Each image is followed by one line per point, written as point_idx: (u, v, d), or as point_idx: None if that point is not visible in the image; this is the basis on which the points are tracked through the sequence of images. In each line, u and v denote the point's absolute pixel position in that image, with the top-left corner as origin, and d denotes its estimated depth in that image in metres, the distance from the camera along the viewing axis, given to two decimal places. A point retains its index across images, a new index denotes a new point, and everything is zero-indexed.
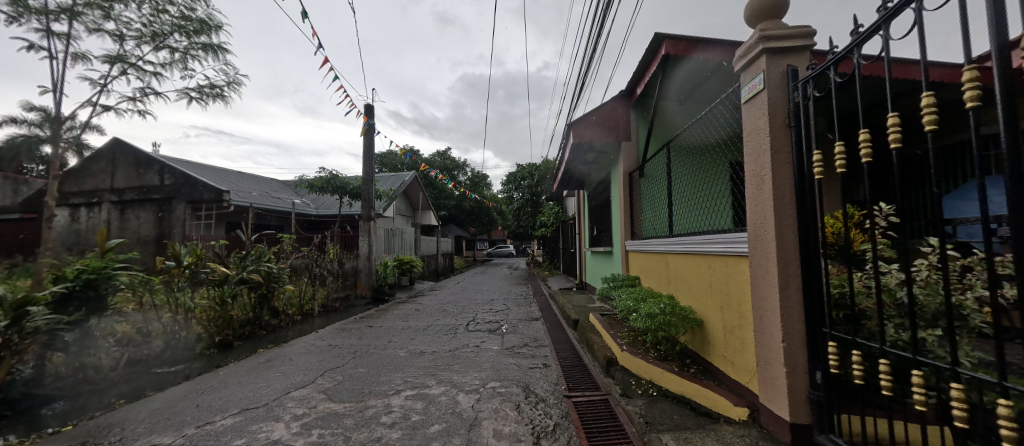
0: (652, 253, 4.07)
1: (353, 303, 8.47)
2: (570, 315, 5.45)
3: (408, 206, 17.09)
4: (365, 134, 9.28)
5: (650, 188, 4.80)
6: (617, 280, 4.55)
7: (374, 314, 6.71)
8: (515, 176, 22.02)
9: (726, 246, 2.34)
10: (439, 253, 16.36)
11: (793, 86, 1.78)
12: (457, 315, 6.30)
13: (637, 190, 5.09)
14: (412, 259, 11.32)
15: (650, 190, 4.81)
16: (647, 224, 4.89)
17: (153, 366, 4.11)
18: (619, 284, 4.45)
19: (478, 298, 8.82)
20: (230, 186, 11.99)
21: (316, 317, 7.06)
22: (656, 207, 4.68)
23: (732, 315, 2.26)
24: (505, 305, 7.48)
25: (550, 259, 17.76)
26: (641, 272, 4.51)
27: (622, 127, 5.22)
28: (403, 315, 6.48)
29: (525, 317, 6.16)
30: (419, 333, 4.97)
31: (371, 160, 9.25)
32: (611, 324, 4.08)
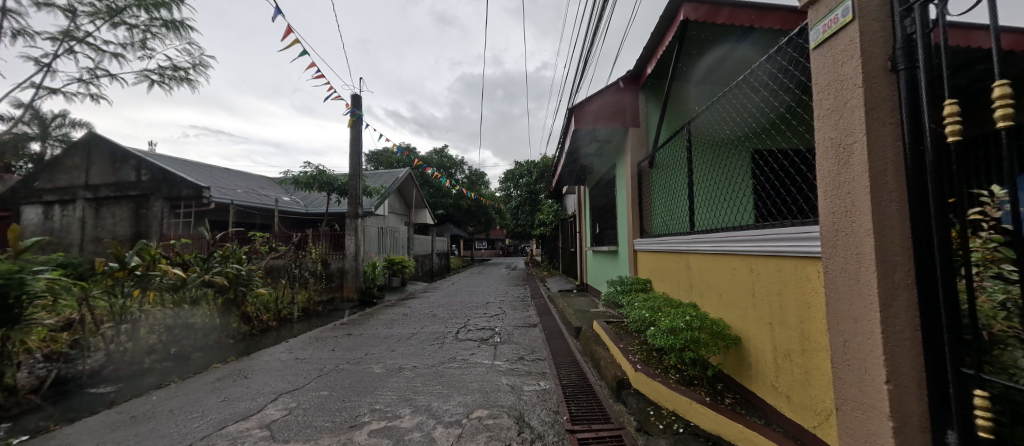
0: (667, 254, 3.51)
1: (339, 307, 7.90)
2: (572, 322, 4.89)
3: (403, 204, 16.49)
4: (352, 125, 8.70)
5: (661, 181, 4.29)
6: (625, 283, 4.00)
7: (357, 320, 6.14)
8: (513, 173, 21.47)
9: (778, 245, 1.78)
10: (434, 253, 15.79)
11: (901, 12, 1.22)
12: (447, 321, 5.74)
13: (646, 183, 4.55)
14: (404, 259, 10.73)
15: (660, 182, 4.30)
16: (657, 220, 4.35)
17: (86, 386, 3.53)
18: (628, 289, 3.90)
19: (471, 301, 8.25)
20: (213, 182, 11.40)
21: (295, 323, 6.49)
22: (667, 202, 4.16)
23: (790, 336, 1.72)
24: (501, 309, 6.92)
25: (549, 258, 17.20)
26: (653, 275, 3.96)
27: (629, 112, 4.65)
28: (388, 321, 5.90)
29: (522, 324, 5.60)
30: (402, 343, 4.41)
31: (358, 153, 8.67)
32: (619, 335, 3.54)
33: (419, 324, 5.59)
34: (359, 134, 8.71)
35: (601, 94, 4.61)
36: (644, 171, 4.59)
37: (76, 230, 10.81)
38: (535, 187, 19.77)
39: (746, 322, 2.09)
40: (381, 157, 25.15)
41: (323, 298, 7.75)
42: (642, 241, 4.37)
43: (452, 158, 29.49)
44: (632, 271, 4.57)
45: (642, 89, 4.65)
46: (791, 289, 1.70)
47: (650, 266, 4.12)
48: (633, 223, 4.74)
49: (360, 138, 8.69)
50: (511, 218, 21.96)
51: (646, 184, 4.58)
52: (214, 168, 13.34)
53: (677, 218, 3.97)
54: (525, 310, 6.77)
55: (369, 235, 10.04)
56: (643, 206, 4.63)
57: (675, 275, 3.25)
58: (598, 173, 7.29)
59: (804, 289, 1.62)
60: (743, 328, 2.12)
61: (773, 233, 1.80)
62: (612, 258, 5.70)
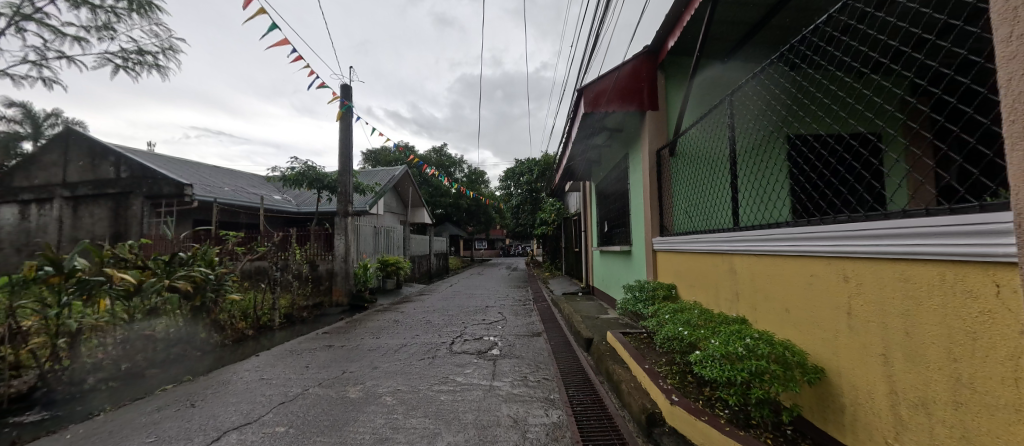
0: (697, 255, 2.95)
1: (327, 312, 7.35)
2: (581, 332, 4.33)
3: (400, 202, 15.94)
4: (340, 118, 8.14)
5: (683, 171, 3.79)
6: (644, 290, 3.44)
7: (343, 327, 5.59)
8: (513, 171, 20.90)
9: (901, 244, 1.22)
10: (432, 254, 15.26)
11: None
12: (441, 330, 5.18)
13: (667, 174, 4.00)
14: (399, 260, 10.17)
15: (682, 172, 3.80)
16: (680, 215, 3.80)
17: (8, 413, 2.96)
18: (648, 298, 3.33)
19: (470, 304, 7.70)
20: (198, 180, 10.86)
21: (276, 331, 5.93)
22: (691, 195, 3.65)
23: (930, 381, 1.15)
24: (501, 315, 6.36)
25: (551, 259, 16.64)
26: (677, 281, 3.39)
27: (647, 92, 4.02)
28: (376, 329, 5.35)
29: (525, 333, 5.04)
30: (388, 357, 3.86)
31: (348, 147, 8.11)
32: (641, 352, 2.97)
33: (410, 333, 5.04)
34: (349, 127, 8.16)
35: (614, 72, 4.01)
36: (663, 161, 4.03)
37: (52, 230, 10.25)
38: (536, 186, 19.20)
39: (838, 351, 1.52)
40: (378, 156, 24.65)
41: (309, 303, 7.18)
42: (662, 240, 3.79)
43: (451, 156, 28.96)
44: (649, 276, 4.01)
45: (664, 67, 4.03)
46: (934, 309, 1.14)
47: (673, 269, 3.54)
48: (649, 220, 4.16)
49: (350, 131, 8.14)
50: (511, 217, 21.39)
51: (666, 176, 4.02)
52: (202, 165, 12.79)
53: (706, 212, 3.42)
54: (528, 316, 6.21)
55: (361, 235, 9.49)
56: (662, 201, 4.06)
57: (712, 283, 2.68)
58: (606, 167, 6.71)
59: (965, 313, 1.05)
60: (833, 361, 1.55)
61: (894, 228, 1.23)
62: (625, 259, 5.13)
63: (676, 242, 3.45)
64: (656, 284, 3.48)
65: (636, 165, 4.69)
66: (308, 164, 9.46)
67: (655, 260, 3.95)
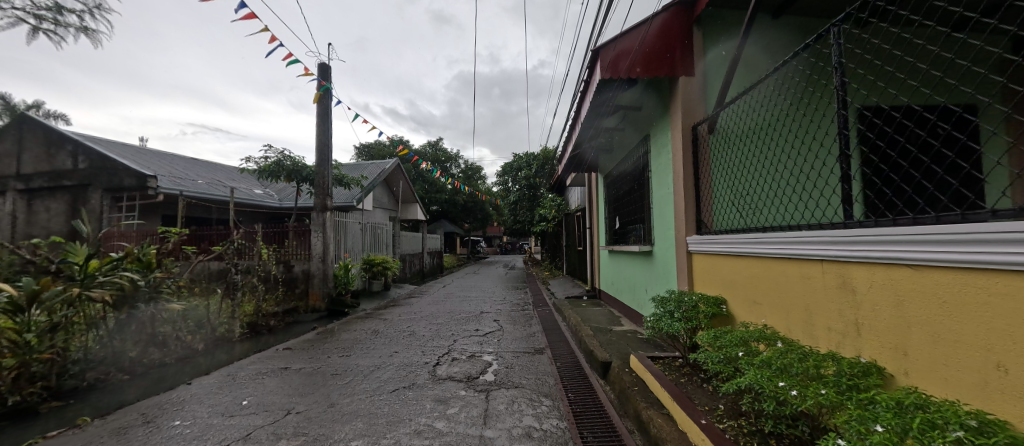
0: (762, 259, 2.14)
1: (302, 319, 6.52)
2: (595, 352, 3.54)
3: (391, 197, 15.08)
4: (318, 101, 7.26)
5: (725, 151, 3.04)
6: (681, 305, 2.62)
7: (313, 340, 4.77)
8: (512, 165, 19.99)
9: None
10: (424, 252, 14.47)
11: None
12: (426, 345, 4.38)
13: (704, 157, 3.19)
14: (387, 259, 9.35)
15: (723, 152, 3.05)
16: (726, 209, 3.01)
17: None
18: (688, 317, 2.52)
19: (461, 310, 6.88)
20: (167, 172, 9.98)
21: (235, 344, 5.09)
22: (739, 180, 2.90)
23: None
24: (497, 324, 5.56)
25: (551, 258, 15.82)
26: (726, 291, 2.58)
27: (680, 54, 3.23)
28: (350, 343, 4.54)
29: (524, 349, 4.24)
30: (350, 387, 3.04)
31: (326, 134, 7.26)
32: (686, 395, 2.17)
33: (388, 349, 4.22)
34: (327, 112, 7.29)
35: (641, 28, 3.17)
36: (698, 141, 3.20)
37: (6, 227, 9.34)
38: (535, 181, 18.32)
39: None
40: (371, 150, 23.76)
41: (279, 309, 6.36)
42: (701, 240, 2.95)
43: (447, 151, 28.10)
44: (680, 286, 3.20)
45: (699, 21, 3.21)
46: None
47: (718, 279, 2.73)
48: (678, 216, 3.33)
49: (328, 116, 7.28)
50: (509, 214, 20.57)
51: (704, 159, 3.19)
52: (176, 158, 11.88)
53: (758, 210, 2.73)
54: (527, 325, 5.41)
55: (345, 232, 8.65)
56: (696, 192, 3.20)
57: (793, 302, 1.87)
58: (617, 156, 5.90)
59: None
60: None
61: None
62: (644, 262, 4.32)
63: (723, 242, 2.63)
64: (697, 296, 2.66)
65: (658, 149, 3.89)
66: (284, 154, 8.59)
67: (691, 265, 3.12)
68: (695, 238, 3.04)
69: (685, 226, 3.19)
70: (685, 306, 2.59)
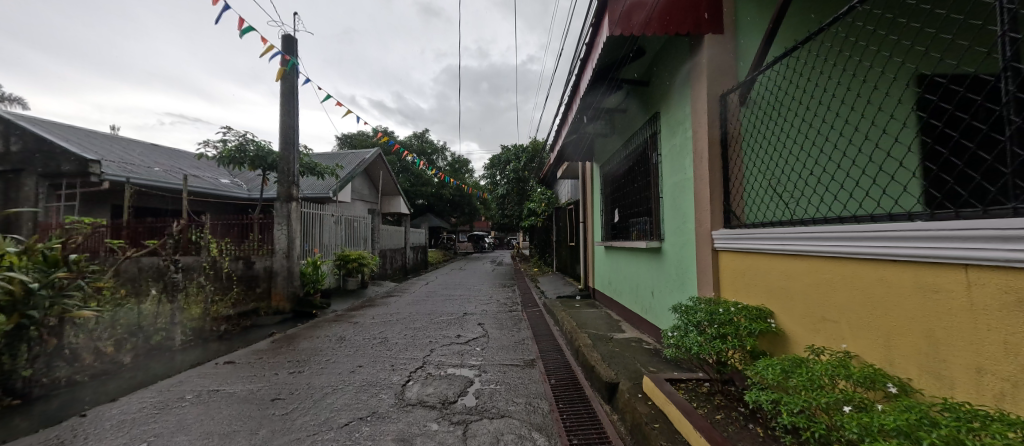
0: (845, 264, 1.52)
1: (262, 322, 5.79)
2: (597, 370, 2.95)
3: (372, 189, 14.26)
4: (281, 78, 6.44)
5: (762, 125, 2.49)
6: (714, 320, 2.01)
7: (265, 348, 4.08)
8: (500, 158, 19.34)
9: None
10: (407, 247, 13.76)
11: None
12: (396, 356, 3.73)
13: (735, 132, 2.57)
14: (363, 255, 8.62)
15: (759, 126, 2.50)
16: (758, 199, 2.45)
17: None
18: (725, 337, 1.91)
19: (442, 311, 6.24)
20: (116, 159, 9.00)
21: (175, 354, 4.36)
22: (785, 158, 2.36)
23: None
24: (482, 329, 4.94)
25: (540, 254, 15.31)
26: (773, 302, 1.97)
27: (708, 6, 2.60)
28: (309, 354, 3.86)
29: (512, 361, 3.63)
30: (291, 420, 2.38)
31: (291, 115, 6.46)
32: (732, 441, 1.59)
33: (351, 362, 3.56)
34: (292, 90, 6.49)
35: None
36: (727, 113, 2.58)
37: None
38: (524, 174, 17.70)
39: None
40: (353, 140, 22.75)
41: (235, 311, 5.61)
42: (734, 235, 2.33)
43: (432, 143, 27.23)
44: (703, 293, 2.59)
45: None
46: None
47: (758, 284, 2.12)
48: (697, 206, 2.72)
49: (293, 95, 6.48)
50: (496, 208, 19.91)
51: (734, 136, 2.56)
52: (131, 144, 10.86)
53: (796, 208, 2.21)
54: (516, 330, 4.81)
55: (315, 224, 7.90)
56: (725, 176, 2.56)
57: (900, 324, 1.29)
58: (616, 141, 5.30)
59: None
60: None
61: None
62: (651, 260, 3.74)
63: (768, 237, 2.01)
64: (735, 308, 2.04)
65: (671, 128, 3.28)
66: (246, 139, 7.73)
67: (717, 267, 2.51)
68: (723, 232, 2.43)
69: (709, 218, 2.57)
70: (719, 322, 1.98)
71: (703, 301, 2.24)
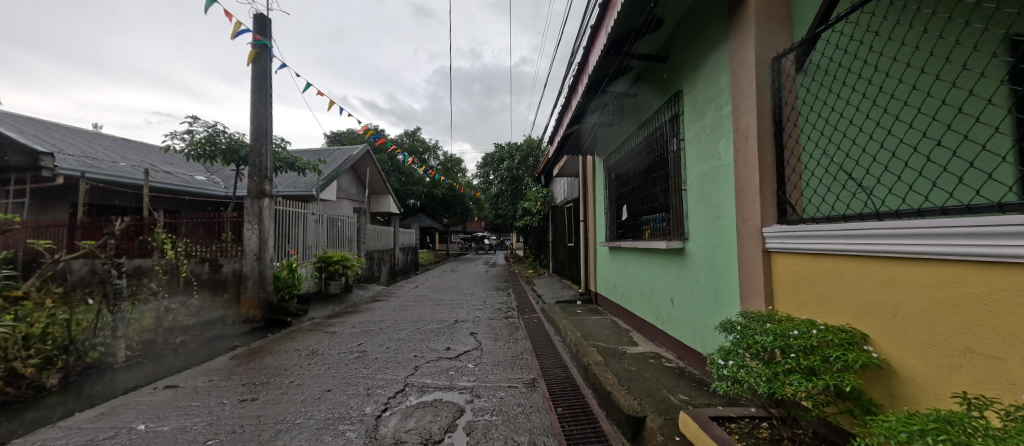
0: None
1: (227, 333, 5.17)
2: (615, 398, 2.42)
3: (360, 187, 13.64)
4: (253, 61, 5.82)
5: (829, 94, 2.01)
6: (792, 347, 1.47)
7: (221, 366, 3.49)
8: (493, 156, 18.85)
9: None
10: (396, 248, 13.14)
11: None
12: (372, 378, 3.15)
13: (790, 106, 2.03)
14: (346, 256, 8.02)
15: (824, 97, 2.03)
16: (821, 188, 1.97)
17: None
18: (812, 375, 1.37)
19: (431, 319, 5.68)
20: (76, 153, 8.26)
21: (117, 373, 3.75)
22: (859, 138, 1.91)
23: None
24: (474, 340, 4.40)
25: (534, 255, 14.82)
26: (876, 332, 1.42)
27: None
28: (270, 374, 3.27)
29: (510, 383, 3.07)
30: None
31: (263, 102, 5.85)
32: None
33: (318, 385, 2.99)
34: (265, 76, 5.89)
35: None
36: (782, 80, 2.05)
37: None
38: (518, 172, 17.17)
39: None
40: (342, 139, 22.14)
41: (197, 321, 4.99)
42: (796, 232, 1.81)
43: (424, 142, 26.65)
44: (751, 309, 2.06)
45: None
46: None
47: (838, 299, 1.59)
48: (739, 198, 2.21)
49: (265, 80, 5.87)
50: (489, 207, 19.36)
51: (790, 110, 2.02)
52: (97, 139, 10.09)
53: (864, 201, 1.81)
54: (513, 342, 4.27)
55: (293, 222, 7.29)
56: (778, 161, 2.02)
57: None
58: (624, 132, 4.79)
59: None
60: None
61: None
62: (672, 264, 3.21)
63: (861, 238, 1.46)
64: (815, 330, 1.51)
65: (699, 109, 2.76)
66: (216, 130, 7.08)
67: (773, 276, 1.97)
68: (781, 228, 1.90)
69: (757, 212, 2.05)
70: (798, 352, 1.45)
71: (767, 321, 1.71)
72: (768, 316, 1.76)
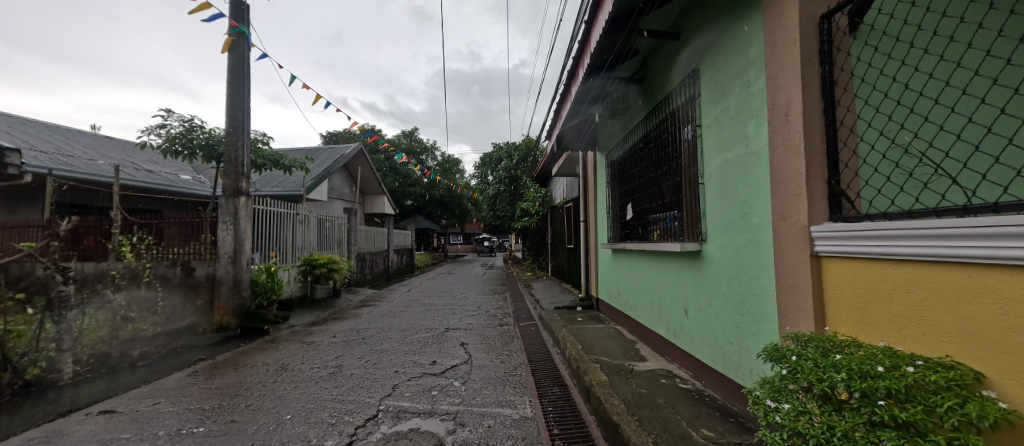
0: None
1: (197, 343, 4.76)
2: (623, 433, 2.00)
3: (353, 187, 13.24)
4: (229, 49, 5.42)
5: (882, 63, 1.69)
6: (878, 392, 1.05)
7: (173, 385, 3.08)
8: (492, 156, 18.48)
9: None
10: (390, 250, 12.72)
11: None
12: (340, 402, 2.72)
13: (844, 75, 1.63)
14: (334, 258, 7.62)
15: (877, 67, 1.70)
16: (873, 179, 1.64)
17: None
18: (913, 437, 0.95)
19: (420, 327, 5.28)
20: (48, 150, 7.81)
21: (61, 391, 3.33)
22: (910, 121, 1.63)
23: None
24: (464, 352, 4.00)
25: (533, 257, 14.43)
26: (999, 370, 1.01)
27: None
28: (226, 395, 2.85)
29: (501, 408, 2.64)
30: None
31: (240, 93, 5.45)
32: None
33: (277, 410, 2.58)
34: (242, 65, 5.48)
35: None
36: (834, 42, 1.63)
37: None
38: (517, 172, 16.77)
39: None
40: (339, 138, 21.75)
41: (163, 330, 4.58)
42: (860, 233, 1.39)
43: (422, 142, 26.27)
44: (797, 328, 1.66)
45: None
46: None
47: (935, 324, 1.16)
48: (777, 192, 1.81)
49: (242, 69, 5.48)
50: (487, 208, 18.95)
51: (844, 80, 1.61)
52: (76, 136, 9.64)
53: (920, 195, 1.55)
54: (507, 355, 3.86)
55: (277, 223, 6.89)
56: (828, 144, 1.62)
57: None
58: (629, 123, 4.37)
59: None
60: None
61: None
62: (687, 269, 2.79)
63: (984, 242, 1.02)
64: (909, 366, 1.08)
65: (722, 87, 2.35)
66: (194, 125, 6.65)
67: (835, 284, 1.54)
68: (836, 227, 1.50)
69: (802, 208, 1.65)
70: (889, 401, 1.02)
71: (831, 351, 1.28)
72: (831, 342, 1.34)
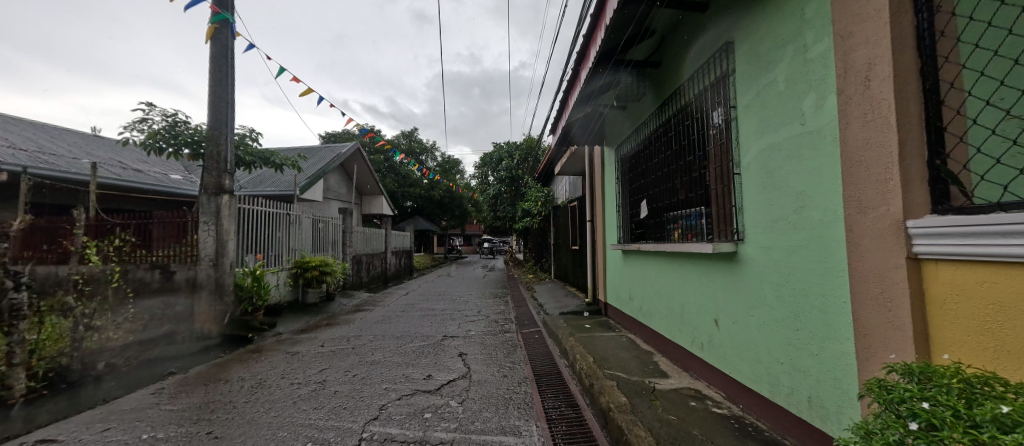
0: None
1: (174, 353, 4.40)
2: None
3: (350, 187, 12.90)
4: (211, 37, 5.08)
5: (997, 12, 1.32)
6: None
7: (131, 407, 2.70)
8: (492, 156, 18.15)
9: None
10: (388, 252, 12.37)
11: None
12: (316, 429, 2.34)
13: (950, 25, 1.25)
14: (327, 261, 7.26)
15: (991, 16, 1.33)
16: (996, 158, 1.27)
17: None
18: None
19: (416, 334, 4.91)
20: (29, 148, 7.47)
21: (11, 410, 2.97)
22: None
23: None
24: (462, 364, 3.63)
25: (535, 259, 14.07)
26: None
27: None
28: (188, 420, 2.48)
29: (505, 436, 2.26)
30: None
31: (224, 85, 5.11)
32: None
33: (242, 440, 2.20)
34: (225, 54, 5.15)
35: None
36: None
37: None
38: (517, 172, 16.39)
39: None
40: (337, 138, 21.46)
41: (135, 339, 4.22)
42: (995, 227, 1.00)
43: (421, 142, 25.97)
44: (889, 355, 1.28)
45: None
46: None
47: None
48: (853, 178, 1.43)
49: (226, 59, 5.14)
50: (488, 209, 18.55)
51: (953, 30, 1.24)
52: (61, 134, 9.30)
53: None
54: (510, 368, 3.50)
55: (267, 224, 6.54)
56: (929, 114, 1.25)
57: None
58: (642, 113, 3.97)
59: None
60: None
61: None
62: (719, 273, 2.42)
63: None
64: None
65: (766, 58, 1.98)
66: (178, 120, 6.30)
67: (955, 294, 1.12)
68: (949, 219, 1.12)
69: (893, 197, 1.27)
70: None
71: (978, 400, 0.87)
72: (970, 383, 0.94)
